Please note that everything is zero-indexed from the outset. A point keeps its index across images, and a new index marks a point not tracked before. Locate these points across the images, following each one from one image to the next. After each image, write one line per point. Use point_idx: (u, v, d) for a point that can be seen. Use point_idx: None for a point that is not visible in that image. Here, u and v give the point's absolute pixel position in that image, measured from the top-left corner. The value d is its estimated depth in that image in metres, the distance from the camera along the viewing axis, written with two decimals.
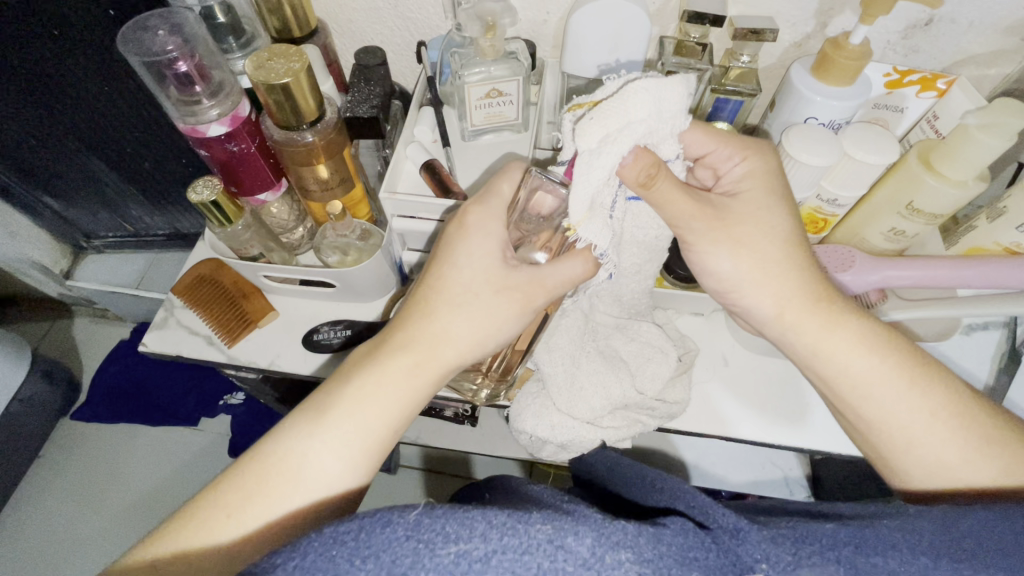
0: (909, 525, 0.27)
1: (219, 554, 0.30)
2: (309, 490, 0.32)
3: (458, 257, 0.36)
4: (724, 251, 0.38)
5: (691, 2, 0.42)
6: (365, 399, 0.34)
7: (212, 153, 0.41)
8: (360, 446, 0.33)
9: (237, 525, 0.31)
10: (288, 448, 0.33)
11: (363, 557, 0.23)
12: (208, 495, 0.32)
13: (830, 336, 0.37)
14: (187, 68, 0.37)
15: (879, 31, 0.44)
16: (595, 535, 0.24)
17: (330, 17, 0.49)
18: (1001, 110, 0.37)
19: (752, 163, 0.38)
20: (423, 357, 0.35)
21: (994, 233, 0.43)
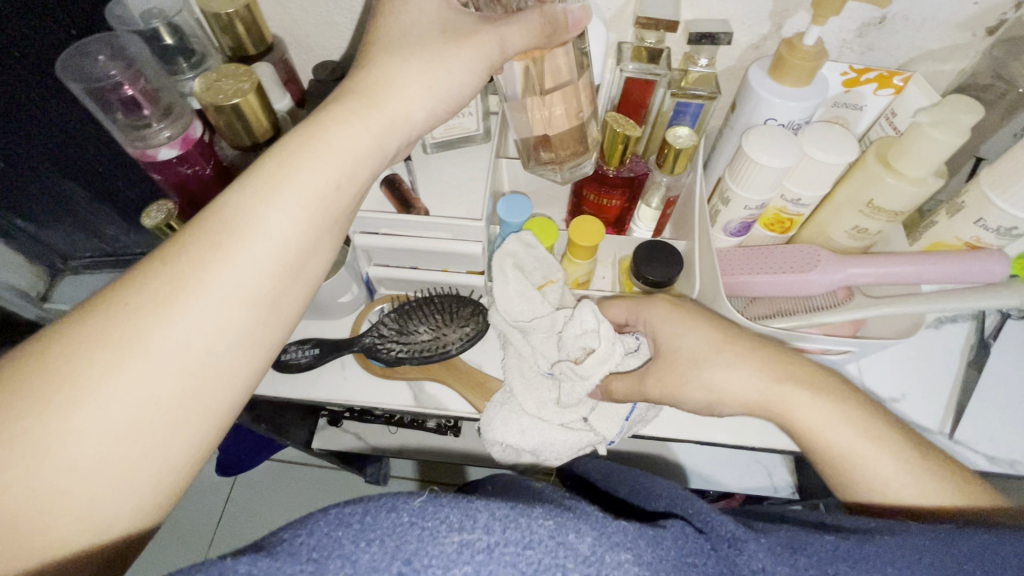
0: (910, 544, 0.26)
1: (143, 349, 0.26)
2: (273, 257, 0.29)
3: (398, 56, 0.34)
4: (705, 381, 0.38)
5: (645, 7, 0.42)
6: (316, 157, 0.30)
7: (164, 177, 0.40)
8: (316, 209, 0.30)
9: (191, 317, 0.27)
10: (235, 207, 0.29)
11: (368, 540, 0.22)
12: (131, 293, 0.27)
13: (798, 404, 0.36)
14: (133, 93, 0.37)
15: (834, 30, 0.44)
16: (596, 534, 0.23)
17: (285, 32, 0.49)
18: (950, 107, 0.38)
19: (651, 316, 0.41)
20: (370, 142, 0.32)
21: (954, 228, 0.43)
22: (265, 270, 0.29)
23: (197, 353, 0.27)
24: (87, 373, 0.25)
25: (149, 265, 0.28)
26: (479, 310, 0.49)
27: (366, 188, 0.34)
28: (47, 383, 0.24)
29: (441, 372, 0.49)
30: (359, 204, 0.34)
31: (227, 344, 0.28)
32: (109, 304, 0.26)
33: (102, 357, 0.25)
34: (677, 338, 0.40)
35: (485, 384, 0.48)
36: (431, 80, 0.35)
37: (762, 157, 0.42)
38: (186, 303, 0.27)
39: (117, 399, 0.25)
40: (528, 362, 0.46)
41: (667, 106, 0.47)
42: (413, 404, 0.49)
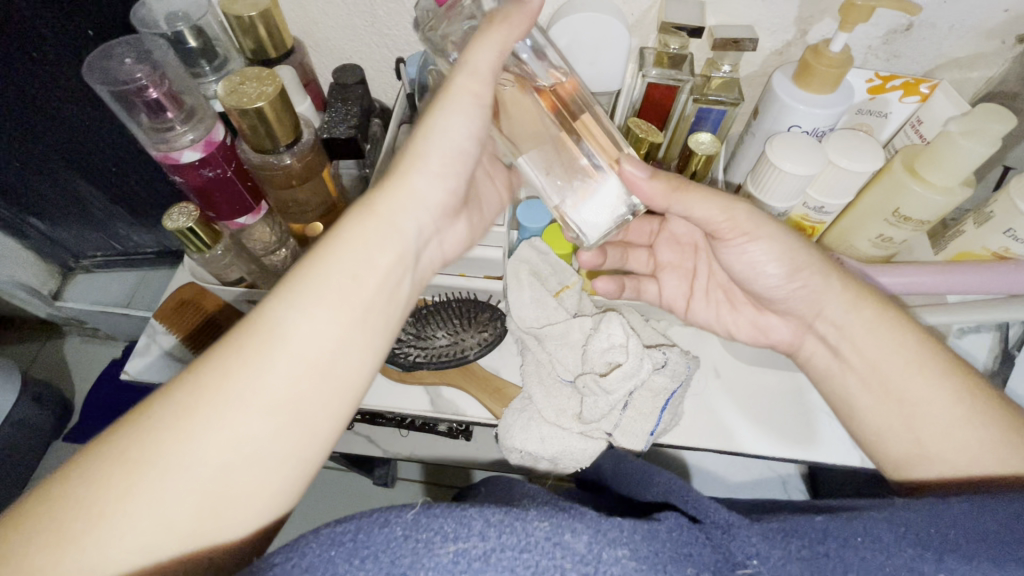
0: (897, 518, 0.26)
1: (163, 469, 0.26)
2: (296, 357, 0.28)
3: (416, 140, 0.35)
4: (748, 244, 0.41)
5: (669, 13, 0.41)
6: (338, 253, 0.30)
7: (186, 179, 0.40)
8: (340, 308, 0.30)
9: (210, 431, 0.26)
10: (261, 315, 0.29)
11: (362, 557, 0.22)
12: (155, 410, 0.27)
13: (853, 317, 0.38)
14: (158, 96, 0.36)
15: (859, 38, 0.43)
16: (592, 532, 0.23)
17: (306, 36, 0.49)
18: (984, 116, 0.37)
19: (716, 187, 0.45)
20: (390, 231, 0.32)
21: (982, 238, 0.43)
22: (288, 375, 0.28)
23: (212, 469, 0.26)
24: (107, 496, 0.25)
25: (175, 382, 0.28)
26: (498, 315, 0.49)
27: (395, 277, 0.32)
28: (73, 506, 0.24)
29: (458, 377, 0.48)
30: (393, 295, 0.32)
31: (246, 457, 0.27)
32: (136, 420, 0.27)
33: (118, 480, 0.25)
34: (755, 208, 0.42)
35: (503, 389, 0.48)
36: (450, 164, 0.36)
37: (786, 163, 0.41)
38: (206, 417, 0.27)
39: (136, 514, 0.25)
40: (543, 372, 0.46)
41: (689, 111, 0.46)
42: (430, 409, 0.48)
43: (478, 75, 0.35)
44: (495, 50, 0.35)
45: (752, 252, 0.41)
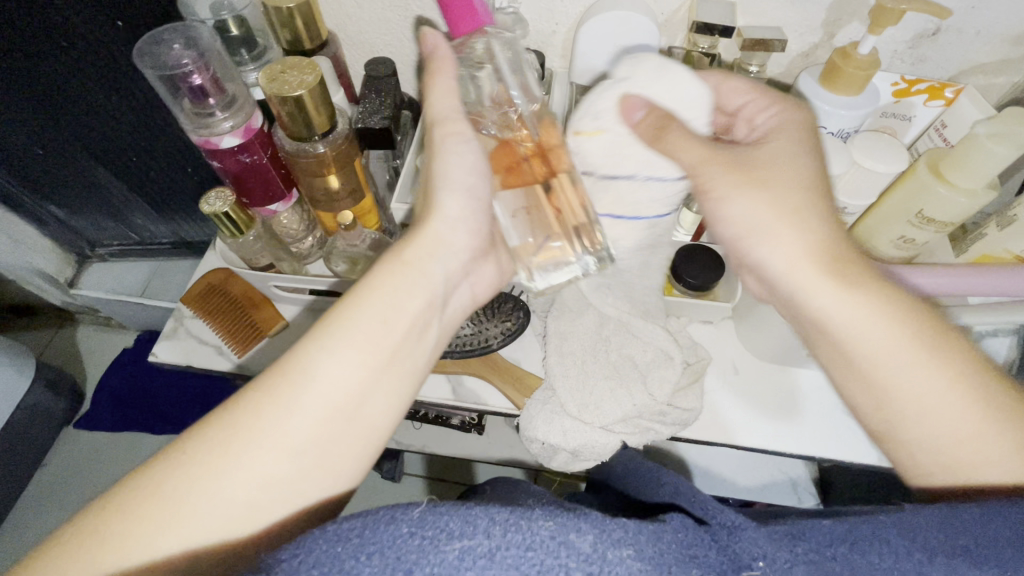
0: (908, 522, 0.27)
1: (201, 499, 0.28)
2: (325, 399, 0.30)
3: (436, 189, 0.36)
4: (742, 198, 0.35)
5: (700, 13, 0.42)
6: (367, 299, 0.32)
7: (223, 165, 0.41)
8: (367, 354, 0.31)
9: (242, 466, 0.28)
10: (295, 358, 0.30)
11: (368, 553, 0.22)
12: (191, 441, 0.29)
13: (827, 306, 0.34)
14: (202, 82, 0.37)
15: (886, 41, 0.44)
16: (597, 532, 0.24)
17: (339, 29, 0.50)
18: (1009, 119, 0.38)
19: (761, 106, 0.38)
20: (418, 278, 0.34)
21: (1004, 241, 0.43)
22: (318, 416, 0.30)
23: (242, 502, 0.28)
24: (147, 523, 0.27)
25: (213, 414, 0.30)
26: (519, 306, 0.49)
27: (422, 323, 0.34)
28: (114, 534, 0.27)
29: (480, 366, 0.49)
30: (418, 340, 0.34)
31: (275, 490, 0.29)
32: (175, 454, 0.29)
33: (157, 509, 0.27)
34: (771, 158, 0.35)
35: (524, 380, 0.49)
36: (473, 208, 0.37)
37: None
38: (237, 452, 0.28)
39: (175, 541, 0.27)
40: (566, 368, 0.46)
41: None
42: (452, 398, 0.49)
43: (444, 118, 0.37)
44: (454, 91, 0.37)
45: (734, 205, 0.35)
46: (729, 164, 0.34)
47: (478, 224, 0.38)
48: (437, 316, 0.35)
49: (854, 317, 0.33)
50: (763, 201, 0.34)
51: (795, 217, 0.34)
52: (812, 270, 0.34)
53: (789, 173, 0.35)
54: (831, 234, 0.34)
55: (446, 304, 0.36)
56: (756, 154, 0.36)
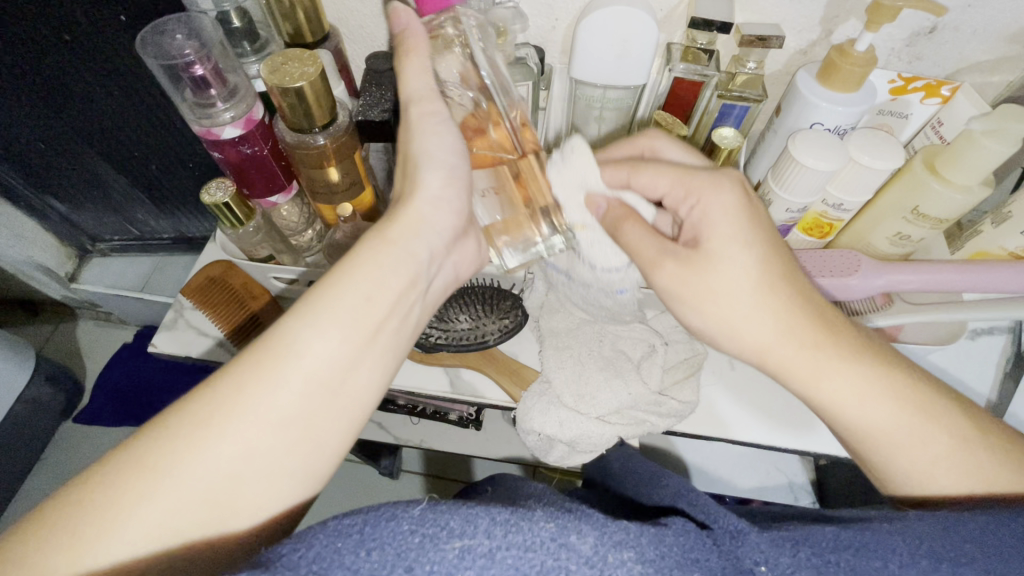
0: (910, 530, 0.27)
1: (180, 473, 0.28)
2: (307, 374, 0.30)
3: (419, 167, 0.37)
4: (691, 310, 0.39)
5: (699, 10, 0.42)
6: (350, 277, 0.33)
7: (225, 155, 0.42)
8: (349, 331, 0.32)
9: (225, 441, 0.28)
10: (276, 333, 0.31)
11: (369, 549, 0.23)
12: (173, 416, 0.29)
13: (821, 377, 0.35)
14: (205, 73, 0.38)
15: (884, 39, 0.44)
16: (598, 534, 0.24)
17: (341, 22, 0.50)
18: (1004, 116, 0.38)
19: (711, 202, 0.38)
20: (401, 256, 0.35)
21: (999, 238, 0.43)
22: (301, 390, 0.30)
23: (227, 476, 0.28)
24: (127, 498, 0.27)
25: (195, 390, 0.30)
26: (518, 304, 0.50)
27: (405, 300, 0.34)
28: (93, 509, 0.27)
29: (477, 359, 0.49)
30: (400, 318, 0.34)
31: (259, 464, 0.29)
32: (156, 428, 0.29)
33: (135, 483, 0.27)
34: (725, 247, 0.37)
35: (521, 374, 0.49)
36: (450, 187, 0.38)
37: (810, 158, 0.42)
38: (220, 426, 0.29)
39: (154, 514, 0.27)
40: (563, 358, 0.46)
41: (712, 107, 0.48)
42: (449, 390, 0.49)
43: (419, 97, 0.38)
44: (428, 72, 0.38)
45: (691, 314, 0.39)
46: (667, 257, 0.38)
47: (460, 205, 0.39)
48: (419, 294, 0.36)
49: (846, 399, 0.35)
50: (713, 317, 0.38)
51: (762, 314, 0.36)
52: (795, 347, 0.36)
53: (732, 281, 0.37)
54: (799, 318, 0.36)
55: (428, 283, 0.37)
56: (704, 248, 0.38)
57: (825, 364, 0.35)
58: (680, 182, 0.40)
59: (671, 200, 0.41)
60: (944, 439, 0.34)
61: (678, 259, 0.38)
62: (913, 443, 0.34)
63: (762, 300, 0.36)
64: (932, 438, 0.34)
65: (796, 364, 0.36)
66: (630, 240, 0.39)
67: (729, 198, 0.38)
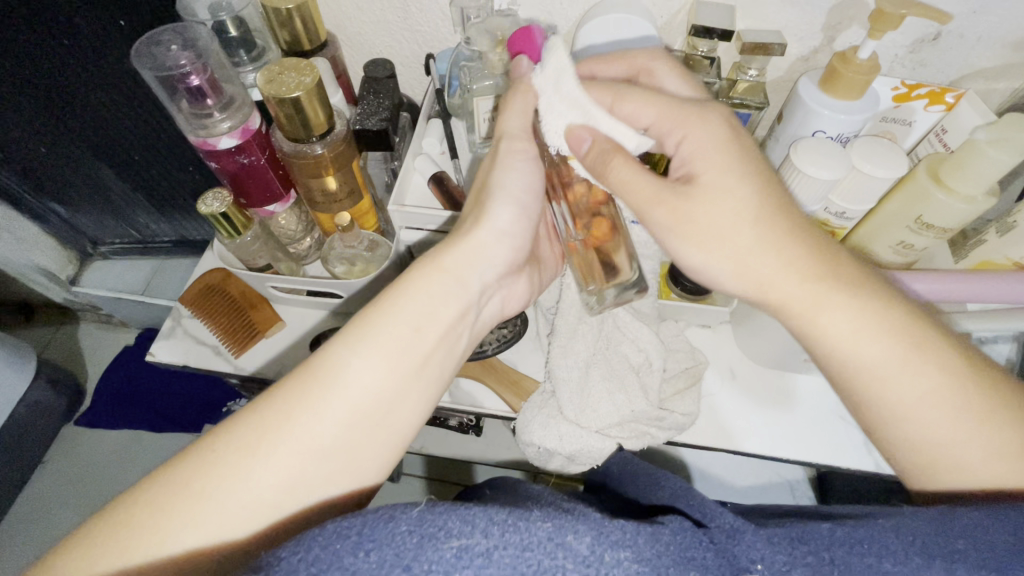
0: (905, 527, 0.26)
1: (228, 498, 0.27)
2: (360, 405, 0.30)
3: (492, 199, 0.38)
4: (690, 246, 0.36)
5: (699, 16, 0.42)
6: (403, 304, 0.32)
7: (221, 165, 0.41)
8: (400, 362, 0.31)
9: (278, 468, 0.28)
10: (328, 359, 0.30)
11: (366, 550, 0.22)
12: (224, 438, 0.29)
13: (815, 317, 0.34)
14: (201, 84, 0.37)
15: (886, 45, 0.44)
16: (594, 533, 0.24)
17: (339, 29, 0.50)
18: (1008, 125, 0.38)
19: (696, 136, 0.36)
20: (451, 284, 0.35)
21: (1004, 247, 0.43)
22: (353, 420, 0.30)
23: (275, 502, 0.28)
24: (173, 519, 0.27)
25: (248, 410, 0.30)
26: (517, 313, 0.50)
27: (454, 328, 0.34)
28: (138, 527, 0.27)
29: (476, 369, 0.49)
30: (449, 346, 0.34)
31: (309, 491, 0.29)
32: (207, 449, 0.29)
33: (182, 504, 0.27)
34: (723, 181, 0.35)
35: (521, 383, 0.49)
36: (503, 214, 0.38)
37: (810, 167, 0.42)
38: (271, 453, 0.28)
39: (197, 538, 0.27)
40: (562, 367, 0.46)
41: None
42: (449, 400, 0.49)
43: (513, 134, 0.39)
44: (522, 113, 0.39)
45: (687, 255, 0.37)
46: (661, 201, 0.36)
47: (512, 231, 0.38)
48: (466, 323, 0.36)
49: (842, 334, 0.33)
50: (717, 255, 0.36)
51: (759, 250, 0.35)
52: (796, 281, 0.34)
53: (732, 212, 0.35)
54: (796, 250, 0.34)
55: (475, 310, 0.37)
56: (699, 181, 0.35)
57: (826, 294, 0.34)
58: (673, 113, 0.37)
59: (658, 132, 0.38)
60: (937, 393, 0.32)
61: (670, 189, 0.36)
62: (891, 380, 0.32)
63: (760, 235, 0.34)
64: (929, 386, 0.32)
65: (791, 297, 0.35)
66: (620, 179, 0.36)
67: (716, 132, 0.36)
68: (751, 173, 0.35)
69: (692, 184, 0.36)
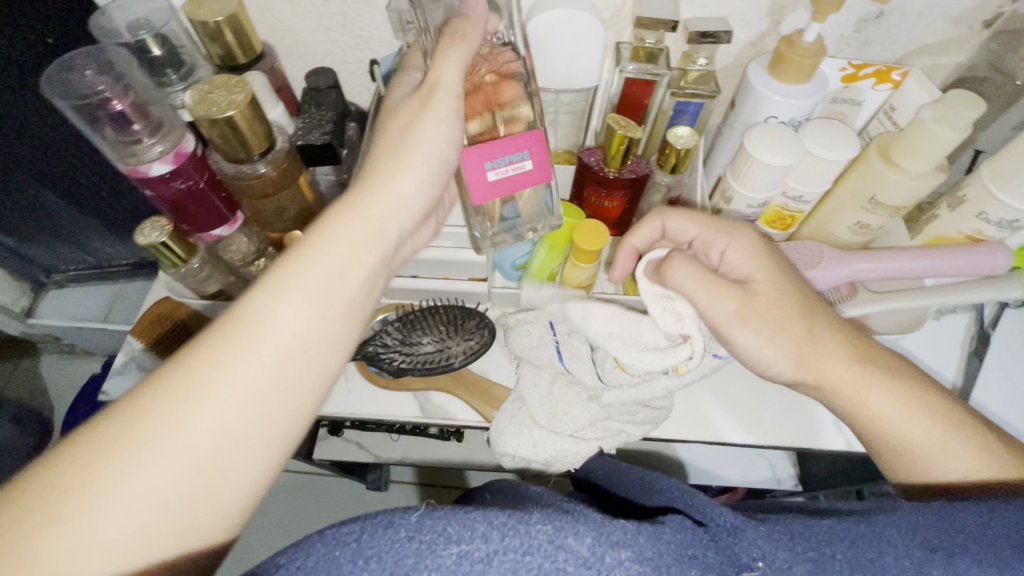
0: (905, 521, 0.25)
1: (151, 455, 0.24)
2: (281, 346, 0.27)
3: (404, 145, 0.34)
4: (753, 335, 0.37)
5: (644, 8, 0.41)
6: (325, 247, 0.29)
7: (157, 193, 0.39)
8: (325, 299, 0.28)
9: (187, 429, 0.25)
10: (245, 306, 0.27)
11: (366, 558, 0.21)
12: (140, 394, 0.25)
13: (865, 401, 0.36)
14: (122, 107, 0.35)
15: (832, 27, 0.43)
16: (594, 534, 0.23)
17: (277, 39, 0.48)
18: (953, 102, 0.38)
19: (741, 243, 0.39)
20: (379, 225, 0.32)
21: (956, 222, 0.43)
22: (276, 363, 0.27)
23: (202, 457, 0.25)
24: (93, 489, 0.23)
25: (157, 369, 0.26)
26: (484, 324, 0.48)
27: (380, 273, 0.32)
28: (55, 496, 0.22)
29: (447, 381, 0.48)
30: (375, 286, 0.32)
31: (236, 443, 0.26)
32: (121, 409, 0.25)
33: (109, 465, 0.23)
34: (772, 283, 0.37)
35: (492, 392, 0.48)
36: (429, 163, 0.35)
37: (765, 154, 0.42)
38: (193, 404, 0.25)
39: (118, 507, 0.23)
40: (539, 373, 0.46)
41: (666, 105, 0.47)
42: (419, 415, 0.48)
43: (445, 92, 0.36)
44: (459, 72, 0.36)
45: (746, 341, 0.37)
46: (730, 293, 0.37)
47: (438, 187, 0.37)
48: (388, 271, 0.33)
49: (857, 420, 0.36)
50: (786, 347, 0.36)
51: (815, 346, 0.36)
52: (845, 365, 0.36)
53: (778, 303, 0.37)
54: (838, 339, 0.37)
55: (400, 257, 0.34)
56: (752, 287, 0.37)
57: (870, 379, 0.36)
58: (718, 227, 0.40)
59: (702, 244, 0.41)
60: (920, 412, 0.35)
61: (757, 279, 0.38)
62: (892, 410, 0.35)
63: (812, 330, 0.37)
64: (917, 421, 0.34)
65: (840, 381, 0.36)
66: (688, 278, 0.37)
67: (751, 237, 0.39)
68: (779, 264, 0.38)
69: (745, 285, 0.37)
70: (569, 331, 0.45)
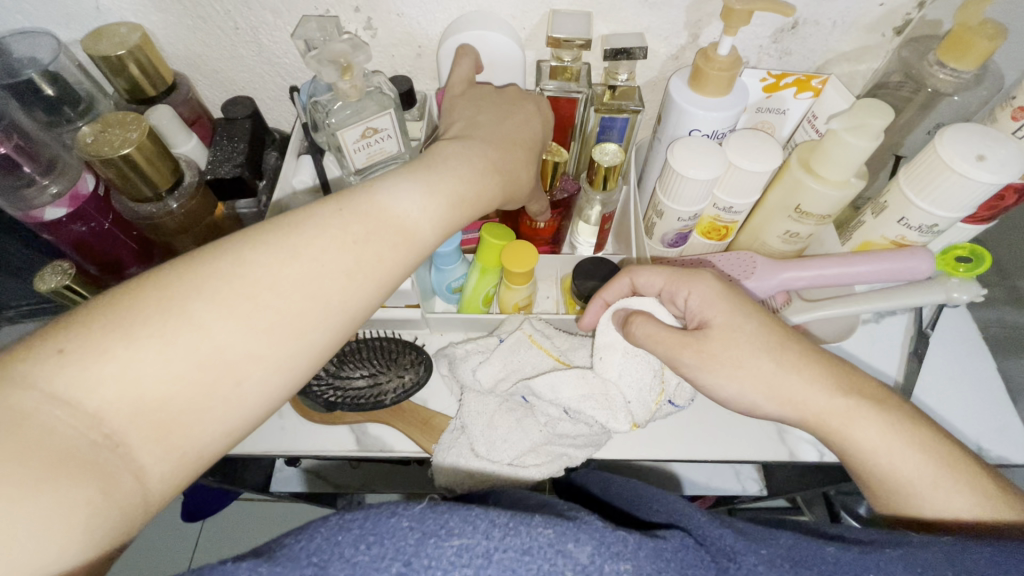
0: (914, 557, 0.24)
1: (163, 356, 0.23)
2: (299, 284, 0.26)
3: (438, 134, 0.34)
4: (715, 369, 0.37)
5: (556, 27, 0.40)
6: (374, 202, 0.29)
7: (57, 236, 0.38)
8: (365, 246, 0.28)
9: (212, 342, 0.24)
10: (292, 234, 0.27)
11: (368, 543, 0.21)
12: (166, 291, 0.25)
13: (836, 418, 0.34)
14: (5, 151, 0.34)
15: (749, 37, 0.43)
16: (596, 543, 0.21)
17: (188, 68, 0.46)
18: (863, 111, 0.38)
19: (700, 290, 0.38)
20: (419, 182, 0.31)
21: (879, 228, 0.43)
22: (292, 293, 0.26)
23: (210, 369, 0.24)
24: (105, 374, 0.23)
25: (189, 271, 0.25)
26: (420, 358, 0.48)
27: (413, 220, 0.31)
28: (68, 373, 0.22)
29: (382, 412, 0.47)
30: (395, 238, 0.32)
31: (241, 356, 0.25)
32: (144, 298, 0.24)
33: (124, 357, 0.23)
34: (730, 326, 0.37)
35: (431, 421, 0.47)
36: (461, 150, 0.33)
37: (689, 170, 0.41)
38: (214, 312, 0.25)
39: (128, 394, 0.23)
40: (484, 401, 0.44)
41: (593, 122, 0.46)
42: (356, 448, 0.46)
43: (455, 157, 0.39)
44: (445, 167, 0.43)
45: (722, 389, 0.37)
46: (686, 344, 0.37)
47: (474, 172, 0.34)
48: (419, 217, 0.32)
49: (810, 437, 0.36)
50: (749, 382, 0.36)
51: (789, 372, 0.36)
52: (828, 396, 0.35)
53: (748, 347, 0.36)
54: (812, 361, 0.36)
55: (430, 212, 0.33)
56: (711, 333, 0.37)
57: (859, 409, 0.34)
58: (677, 277, 0.39)
59: (666, 296, 0.41)
60: (876, 421, 0.34)
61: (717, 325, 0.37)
62: (846, 428, 0.34)
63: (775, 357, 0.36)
64: (895, 445, 0.33)
65: (830, 409, 0.35)
66: (646, 334, 0.38)
67: (713, 283, 0.38)
68: (749, 311, 0.37)
69: (706, 332, 0.37)
70: (523, 367, 0.45)
